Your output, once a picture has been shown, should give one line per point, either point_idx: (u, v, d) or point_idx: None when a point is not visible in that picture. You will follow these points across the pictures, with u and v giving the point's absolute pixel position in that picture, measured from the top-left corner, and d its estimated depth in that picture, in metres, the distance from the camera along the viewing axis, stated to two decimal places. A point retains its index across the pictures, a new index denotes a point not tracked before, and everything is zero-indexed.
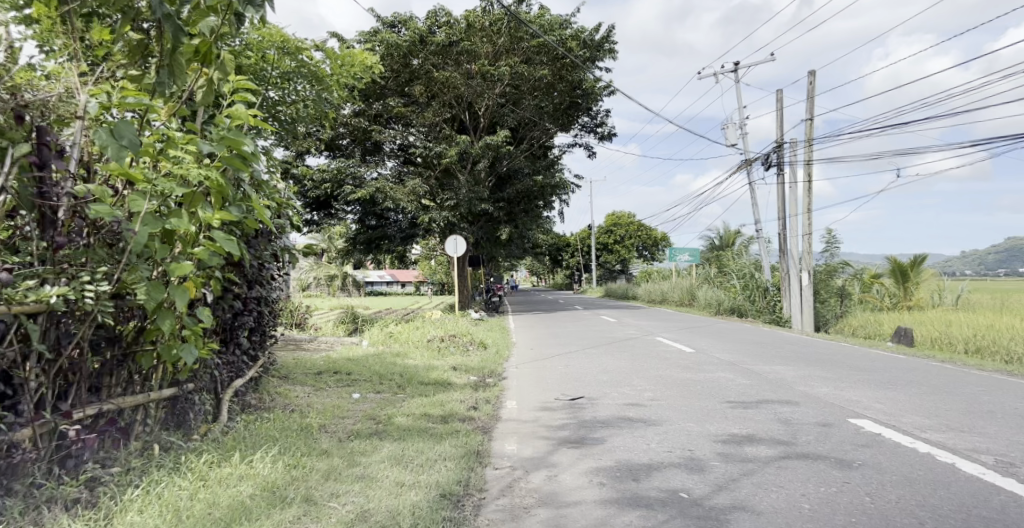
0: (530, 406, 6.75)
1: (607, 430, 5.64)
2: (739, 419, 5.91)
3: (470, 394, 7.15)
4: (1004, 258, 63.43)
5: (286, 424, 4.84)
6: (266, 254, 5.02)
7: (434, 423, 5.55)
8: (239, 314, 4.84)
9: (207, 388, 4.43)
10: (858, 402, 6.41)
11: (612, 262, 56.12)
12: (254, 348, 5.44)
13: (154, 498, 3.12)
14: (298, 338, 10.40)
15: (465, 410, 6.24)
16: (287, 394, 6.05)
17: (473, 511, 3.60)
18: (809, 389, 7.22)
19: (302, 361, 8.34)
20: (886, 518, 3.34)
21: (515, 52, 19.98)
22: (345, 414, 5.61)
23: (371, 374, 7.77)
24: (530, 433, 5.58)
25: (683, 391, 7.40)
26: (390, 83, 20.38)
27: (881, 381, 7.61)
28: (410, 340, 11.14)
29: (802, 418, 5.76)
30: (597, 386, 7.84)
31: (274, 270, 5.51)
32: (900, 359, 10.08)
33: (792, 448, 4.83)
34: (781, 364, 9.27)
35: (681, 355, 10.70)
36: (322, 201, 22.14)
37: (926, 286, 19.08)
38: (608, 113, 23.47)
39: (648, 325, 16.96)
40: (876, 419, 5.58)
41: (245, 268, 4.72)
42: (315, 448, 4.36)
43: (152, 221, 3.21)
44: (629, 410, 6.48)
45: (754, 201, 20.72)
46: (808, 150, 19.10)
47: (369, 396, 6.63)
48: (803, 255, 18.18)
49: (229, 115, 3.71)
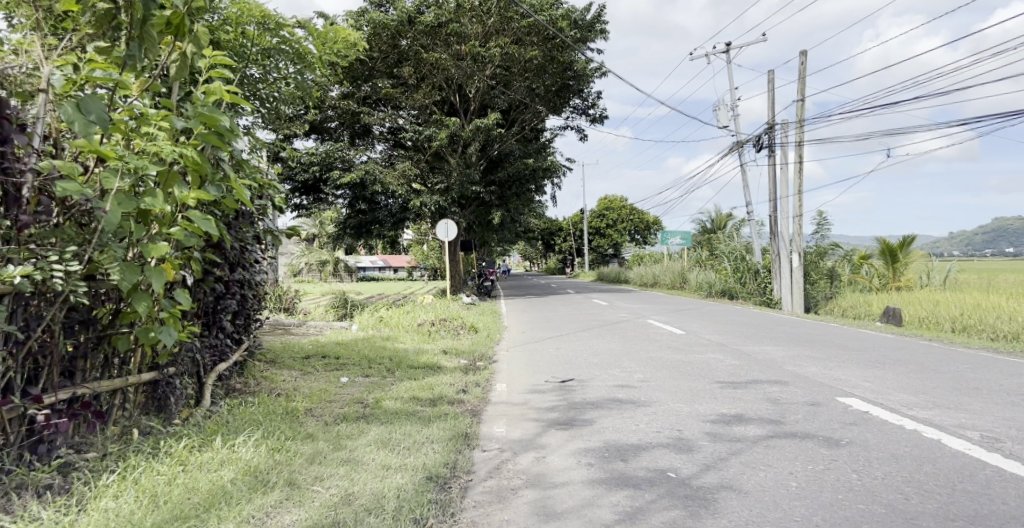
0: (520, 389, 6.71)
1: (597, 412, 5.62)
2: (729, 399, 5.90)
3: (460, 377, 7.11)
4: (992, 239, 64.04)
5: (272, 407, 4.80)
6: (248, 235, 4.97)
7: (423, 406, 5.51)
8: (221, 297, 4.79)
9: (189, 371, 4.38)
10: (846, 380, 6.42)
11: (604, 246, 56.15)
12: (238, 331, 5.38)
13: (130, 484, 3.05)
14: (287, 322, 10.33)
15: (455, 393, 6.20)
16: (274, 378, 5.98)
17: (459, 493, 3.56)
18: (798, 368, 7.23)
19: (291, 345, 8.29)
20: (873, 494, 3.31)
21: (505, 33, 19.70)
22: (332, 398, 5.55)
23: (360, 359, 7.71)
24: (520, 416, 5.54)
25: (673, 372, 7.40)
26: (379, 64, 20.12)
27: (869, 360, 7.64)
28: (401, 324, 11.08)
29: (791, 398, 5.76)
30: (587, 368, 7.83)
31: (257, 254, 5.46)
32: (889, 338, 10.14)
33: (781, 427, 4.82)
34: (771, 344, 9.30)
35: (673, 337, 10.71)
36: (311, 186, 21.97)
37: (915, 267, 19.27)
38: (599, 95, 23.32)
39: (639, 308, 16.99)
40: (864, 397, 5.58)
41: (227, 251, 4.66)
42: (301, 432, 4.32)
43: (126, 202, 3.15)
44: (619, 392, 6.46)
45: (745, 183, 20.72)
46: (799, 131, 19.07)
47: (357, 380, 6.58)
48: (794, 236, 18.24)
49: (205, 92, 3.64)
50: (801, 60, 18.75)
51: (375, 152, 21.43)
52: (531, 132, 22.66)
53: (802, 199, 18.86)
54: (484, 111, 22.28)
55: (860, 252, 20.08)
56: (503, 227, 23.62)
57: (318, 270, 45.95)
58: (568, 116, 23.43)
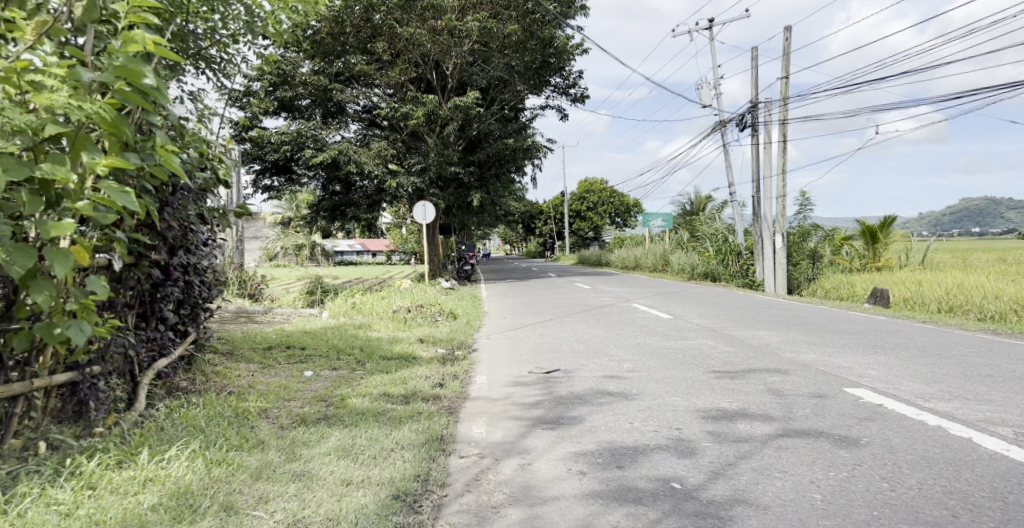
0: (501, 381, 6.21)
1: (586, 408, 5.13)
2: (728, 392, 5.44)
3: (436, 369, 6.59)
4: (960, 218, 65.21)
5: (219, 409, 4.21)
6: (191, 214, 4.40)
7: (395, 404, 4.97)
8: (160, 284, 4.23)
9: (119, 370, 3.76)
10: (850, 368, 6.01)
11: (584, 229, 55.79)
12: (183, 322, 4.78)
13: (13, 520, 2.47)
14: (251, 308, 9.71)
15: (430, 388, 5.67)
16: (228, 374, 5.36)
17: (431, 514, 3.02)
18: (796, 356, 6.80)
19: (251, 335, 7.64)
20: (915, 513, 2.86)
21: (483, 6, 18.95)
22: (292, 397, 4.97)
23: (328, 349, 7.15)
24: (501, 414, 5.04)
25: (664, 360, 6.97)
26: (351, 38, 19.35)
27: (868, 344, 7.27)
28: (374, 311, 10.49)
29: (794, 389, 5.31)
30: (572, 357, 7.35)
31: (204, 235, 4.90)
32: (881, 320, 9.82)
33: (788, 424, 4.37)
34: (763, 329, 8.91)
35: (659, 322, 10.28)
36: (283, 166, 21.23)
37: (894, 248, 19.16)
38: (580, 73, 22.79)
39: (622, 292, 16.62)
40: (873, 387, 5.15)
41: (165, 231, 4.06)
42: (248, 438, 3.76)
43: (16, 168, 2.57)
44: (608, 384, 5.97)
45: (728, 164, 20.39)
46: (783, 109, 18.73)
47: (324, 373, 6.02)
48: (777, 218, 17.94)
49: (122, 42, 2.99)
50: (785, 36, 18.34)
51: (349, 131, 20.72)
52: (511, 111, 22.13)
53: (785, 179, 18.58)
54: (462, 89, 21.66)
55: (840, 233, 19.88)
56: (484, 210, 23.09)
57: (293, 254, 45.41)
58: (549, 95, 22.85)
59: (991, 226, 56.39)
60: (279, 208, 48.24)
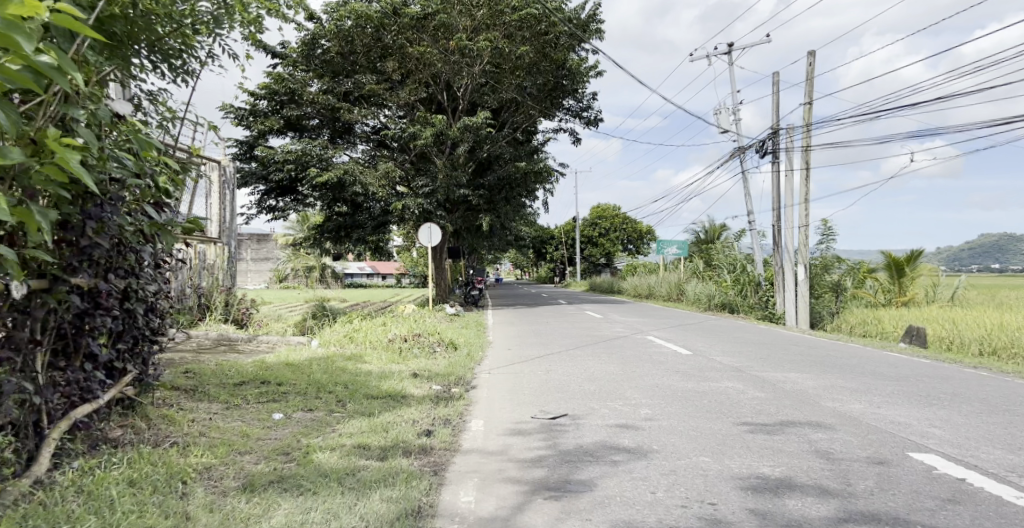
0: (499, 429, 5.38)
1: (598, 470, 4.29)
2: (767, 452, 4.58)
3: (425, 412, 5.77)
4: (976, 252, 63.89)
5: (147, 470, 3.40)
6: (127, 230, 3.67)
7: (370, 460, 4.16)
8: (87, 312, 3.49)
9: (13, 422, 3.00)
10: (908, 425, 5.12)
11: (596, 255, 54.98)
12: (120, 359, 4.01)
13: None
14: (234, 335, 9.00)
15: (416, 437, 4.87)
16: (178, 416, 4.57)
17: None
18: (839, 406, 5.92)
19: (226, 367, 6.88)
20: None
21: (496, 27, 18.50)
22: (248, 448, 4.18)
23: (307, 385, 6.36)
24: (495, 475, 4.21)
25: (687, 407, 6.11)
26: (361, 58, 19.00)
27: (920, 393, 6.38)
28: (369, 339, 9.73)
29: (846, 451, 4.43)
30: (582, 400, 6.52)
31: (153, 254, 4.17)
32: (922, 363, 8.92)
33: (849, 502, 3.51)
34: (794, 371, 8.02)
35: (678, 359, 9.39)
36: (288, 186, 20.85)
37: (921, 283, 18.49)
38: (594, 96, 22.26)
39: (635, 322, 15.74)
40: (946, 454, 4.27)
41: (89, 250, 3.34)
42: (169, 513, 2.96)
43: None
44: (622, 437, 5.14)
45: (747, 192, 19.63)
46: (805, 136, 18.03)
47: (296, 416, 5.25)
48: (798, 248, 17.06)
49: None
50: (808, 61, 17.70)
51: (357, 152, 20.28)
52: (523, 134, 21.62)
53: (808, 208, 17.78)
54: (473, 110, 21.13)
55: (863, 266, 19.01)
56: (493, 235, 22.40)
57: (304, 276, 45.30)
58: (561, 119, 22.30)
59: (1011, 261, 54.94)
60: (291, 230, 48.10)
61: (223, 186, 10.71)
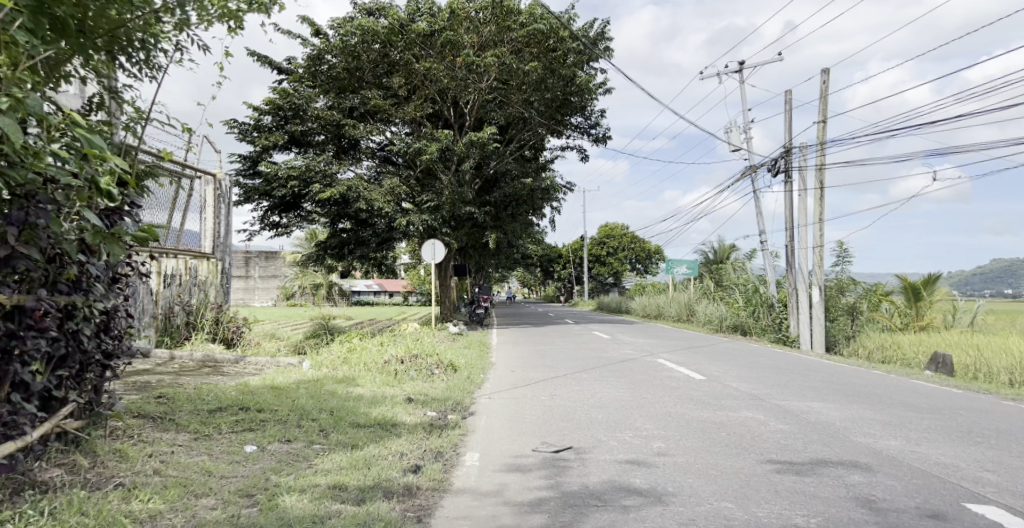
0: (495, 465, 4.84)
1: (605, 517, 3.75)
2: (799, 497, 4.01)
3: (416, 443, 5.23)
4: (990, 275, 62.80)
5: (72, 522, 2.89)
6: (66, 240, 3.20)
7: (343, 504, 3.63)
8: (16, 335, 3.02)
9: None
10: (955, 467, 4.55)
11: (604, 274, 54.36)
12: (62, 386, 3.52)
13: None
14: (221, 356, 8.53)
15: (401, 475, 4.33)
16: (133, 450, 4.08)
17: None
18: (872, 442, 5.35)
19: (204, 391, 6.38)
20: None
21: (504, 44, 18.30)
22: (205, 490, 3.65)
23: (288, 412, 5.85)
24: (487, 522, 3.67)
25: (704, 441, 5.55)
26: (367, 73, 18.57)
27: (961, 429, 5.79)
28: (362, 361, 9.21)
29: (892, 500, 3.87)
30: (588, 431, 5.96)
31: (102, 269, 3.68)
32: (953, 393, 8.30)
33: None
34: (816, 400, 7.44)
35: (691, 384, 8.80)
36: (291, 203, 20.51)
37: (940, 306, 17.54)
38: (602, 113, 21.90)
39: (645, 343, 15.16)
40: (1009, 507, 3.69)
41: (13, 261, 2.91)
42: None
43: None
44: (633, 475, 4.58)
45: (759, 211, 19.10)
46: (820, 154, 17.54)
47: (269, 448, 4.75)
48: (813, 270, 16.48)
49: None
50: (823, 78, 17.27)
51: (361, 168, 19.93)
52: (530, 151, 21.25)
53: (822, 228, 17.21)
54: (480, 126, 20.70)
55: (879, 288, 18.00)
56: (499, 252, 21.96)
57: (310, 294, 45.10)
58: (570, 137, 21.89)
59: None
60: (298, 247, 47.94)
61: (217, 201, 10.27)
